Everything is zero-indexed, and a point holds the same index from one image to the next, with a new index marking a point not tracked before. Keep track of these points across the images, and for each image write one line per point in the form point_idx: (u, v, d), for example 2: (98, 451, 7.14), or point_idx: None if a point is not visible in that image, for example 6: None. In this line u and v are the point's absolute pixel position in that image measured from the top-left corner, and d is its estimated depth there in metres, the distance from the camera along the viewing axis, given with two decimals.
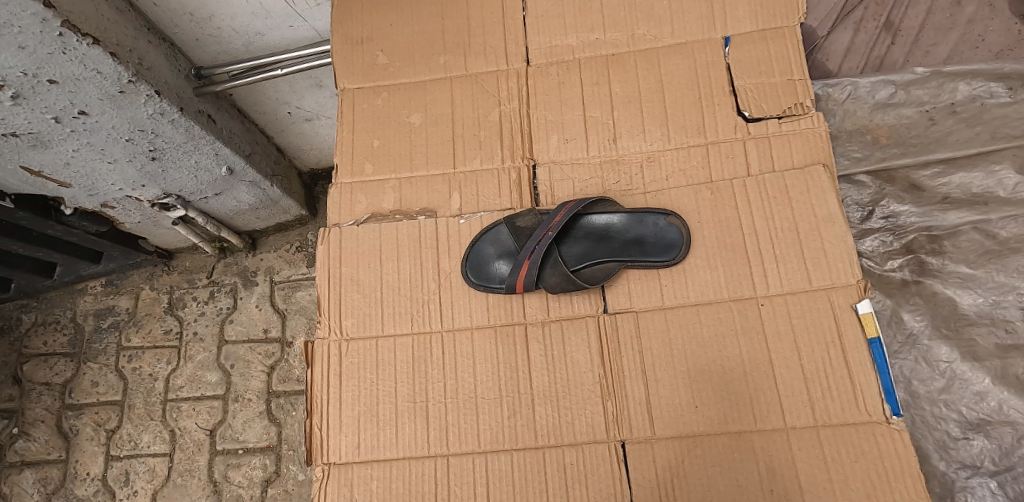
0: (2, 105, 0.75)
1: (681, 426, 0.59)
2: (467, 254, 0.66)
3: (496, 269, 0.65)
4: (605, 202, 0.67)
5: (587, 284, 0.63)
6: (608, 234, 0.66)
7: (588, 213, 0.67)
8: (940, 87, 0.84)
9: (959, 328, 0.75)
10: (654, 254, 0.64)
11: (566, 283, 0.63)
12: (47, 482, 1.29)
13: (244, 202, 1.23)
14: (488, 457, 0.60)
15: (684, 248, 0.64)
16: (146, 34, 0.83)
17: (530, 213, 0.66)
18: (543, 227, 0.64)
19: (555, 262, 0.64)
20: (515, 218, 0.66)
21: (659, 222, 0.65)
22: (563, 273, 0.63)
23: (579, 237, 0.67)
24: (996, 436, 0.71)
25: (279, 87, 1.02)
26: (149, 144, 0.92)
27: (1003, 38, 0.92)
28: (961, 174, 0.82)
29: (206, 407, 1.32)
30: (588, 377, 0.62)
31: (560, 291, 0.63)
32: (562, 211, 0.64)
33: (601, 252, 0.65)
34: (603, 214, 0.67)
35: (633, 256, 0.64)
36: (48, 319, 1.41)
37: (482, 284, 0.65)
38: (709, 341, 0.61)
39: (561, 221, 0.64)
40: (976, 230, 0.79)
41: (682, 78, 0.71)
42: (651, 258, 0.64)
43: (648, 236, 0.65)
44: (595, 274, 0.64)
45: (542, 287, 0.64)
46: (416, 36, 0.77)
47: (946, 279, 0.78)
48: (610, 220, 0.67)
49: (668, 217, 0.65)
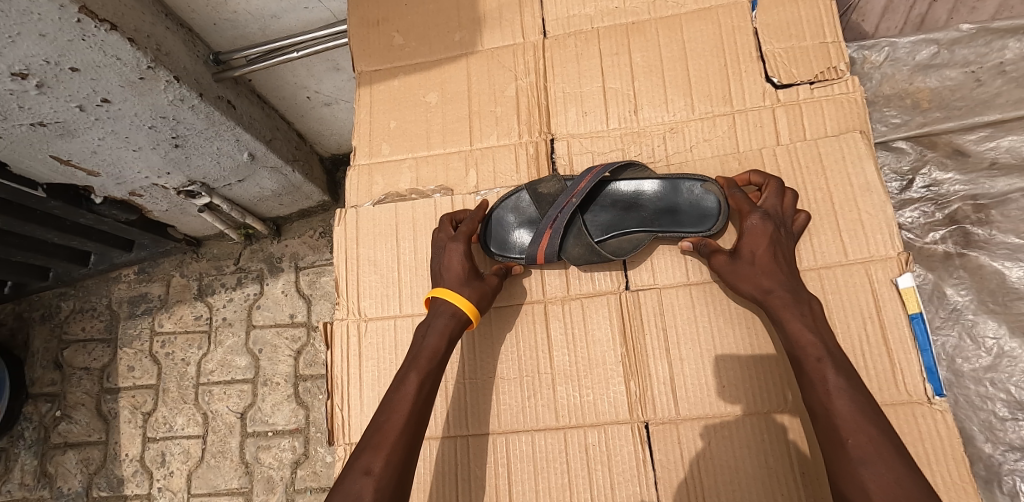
0: (28, 95, 0.76)
1: (707, 407, 0.57)
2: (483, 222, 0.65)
3: (516, 238, 0.65)
4: (635, 166, 0.63)
5: (613, 257, 0.61)
6: (637, 203, 0.64)
7: (615, 180, 0.65)
8: (987, 46, 0.80)
9: (1007, 302, 0.74)
10: (686, 226, 0.62)
11: (591, 254, 0.61)
12: (89, 462, 1.34)
13: (267, 189, 1.25)
14: (509, 437, 0.60)
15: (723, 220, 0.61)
16: (164, 20, 0.83)
17: (553, 180, 0.63)
18: (567, 193, 0.62)
19: (578, 232, 0.62)
20: (537, 184, 0.64)
21: (695, 189, 0.62)
22: (586, 244, 0.61)
23: (605, 205, 0.65)
24: None
25: (296, 71, 1.02)
26: (171, 132, 0.93)
27: None
28: (1012, 137, 0.78)
29: (236, 390, 1.35)
30: (611, 356, 0.60)
31: (584, 263, 0.61)
32: (587, 178, 0.61)
33: (629, 222, 0.64)
34: (632, 180, 0.64)
35: (665, 227, 0.63)
36: (85, 306, 1.46)
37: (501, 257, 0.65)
38: (737, 318, 0.59)
39: (585, 188, 0.61)
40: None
41: (707, 46, 0.68)
42: (684, 228, 0.62)
43: (681, 205, 0.62)
44: (622, 245, 0.62)
45: (563, 258, 0.62)
46: (430, 14, 0.76)
47: (993, 250, 0.75)
48: (639, 188, 0.64)
49: (705, 183, 0.61)
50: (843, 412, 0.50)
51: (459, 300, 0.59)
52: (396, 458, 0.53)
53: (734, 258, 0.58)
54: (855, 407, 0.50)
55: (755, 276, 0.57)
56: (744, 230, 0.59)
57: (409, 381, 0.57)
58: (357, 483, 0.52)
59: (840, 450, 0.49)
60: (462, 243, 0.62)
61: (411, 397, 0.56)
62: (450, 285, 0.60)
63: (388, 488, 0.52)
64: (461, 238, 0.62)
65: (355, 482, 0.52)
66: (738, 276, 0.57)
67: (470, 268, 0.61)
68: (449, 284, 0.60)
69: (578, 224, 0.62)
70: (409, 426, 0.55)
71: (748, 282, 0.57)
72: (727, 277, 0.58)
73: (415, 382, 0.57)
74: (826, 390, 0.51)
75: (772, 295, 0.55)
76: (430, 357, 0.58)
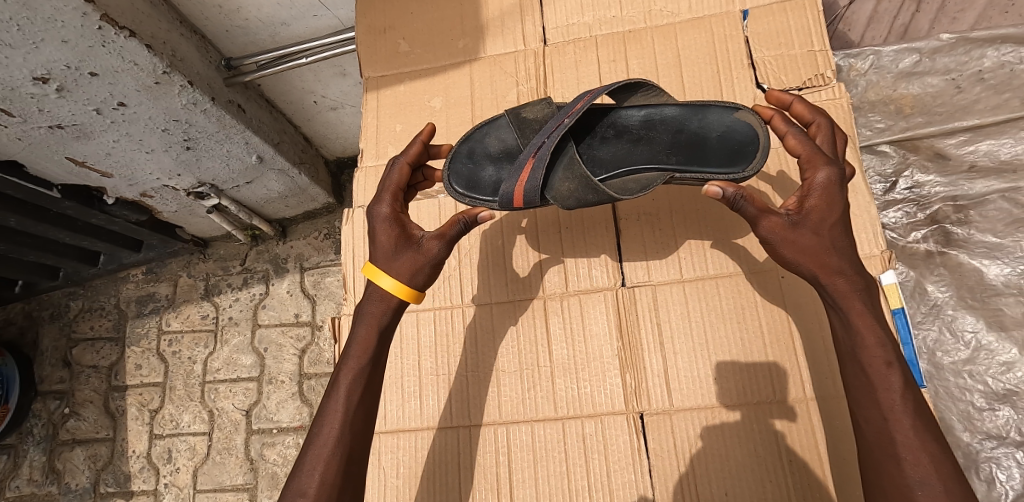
0: (49, 98, 0.79)
1: (699, 398, 0.60)
2: (450, 156, 0.63)
3: (486, 175, 0.62)
4: (647, 88, 0.61)
5: (618, 197, 0.56)
6: (647, 136, 0.61)
7: (622, 109, 0.62)
8: (967, 55, 0.84)
9: (985, 298, 0.78)
10: (714, 161, 0.58)
11: (584, 190, 0.56)
12: (96, 458, 1.37)
13: (274, 191, 1.28)
14: (510, 427, 0.62)
15: (762, 155, 0.56)
16: (178, 27, 0.86)
17: (538, 105, 0.62)
18: (559, 115, 0.58)
19: (568, 164, 0.57)
20: (521, 109, 0.62)
21: (723, 118, 0.59)
22: (578, 178, 0.56)
23: (612, 138, 0.62)
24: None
25: (304, 77, 1.05)
26: (183, 134, 0.96)
27: None
28: (990, 141, 0.82)
29: (242, 388, 1.38)
30: (607, 350, 0.63)
31: (573, 199, 0.56)
32: (582, 100, 0.58)
33: (638, 157, 0.60)
34: (641, 109, 0.62)
35: (679, 163, 0.59)
36: (94, 305, 1.49)
37: (471, 194, 0.60)
38: (728, 314, 0.62)
39: (580, 109, 0.57)
40: (1003, 199, 0.80)
41: (701, 54, 0.71)
42: (709, 168, 0.57)
43: (704, 135, 0.59)
44: (629, 186, 0.58)
45: (549, 196, 0.57)
46: (434, 22, 0.79)
47: (971, 249, 0.80)
48: (649, 116, 0.61)
49: (738, 111, 0.58)
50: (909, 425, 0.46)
51: (386, 278, 0.55)
52: (336, 469, 0.50)
53: (795, 220, 0.51)
54: (918, 421, 0.46)
55: (820, 246, 0.51)
56: (813, 185, 0.52)
57: (338, 386, 0.53)
58: None
59: (897, 466, 0.46)
60: (386, 205, 0.58)
61: (343, 399, 0.52)
62: (378, 258, 0.56)
63: None
64: (385, 199, 0.58)
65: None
66: (796, 241, 0.51)
67: (399, 233, 0.57)
68: (377, 260, 0.56)
69: (569, 153, 0.58)
70: (350, 432, 0.52)
71: (806, 253, 0.51)
72: (781, 241, 0.52)
73: (347, 385, 0.53)
74: (891, 401, 0.47)
75: (835, 277, 0.50)
76: (361, 355, 0.55)
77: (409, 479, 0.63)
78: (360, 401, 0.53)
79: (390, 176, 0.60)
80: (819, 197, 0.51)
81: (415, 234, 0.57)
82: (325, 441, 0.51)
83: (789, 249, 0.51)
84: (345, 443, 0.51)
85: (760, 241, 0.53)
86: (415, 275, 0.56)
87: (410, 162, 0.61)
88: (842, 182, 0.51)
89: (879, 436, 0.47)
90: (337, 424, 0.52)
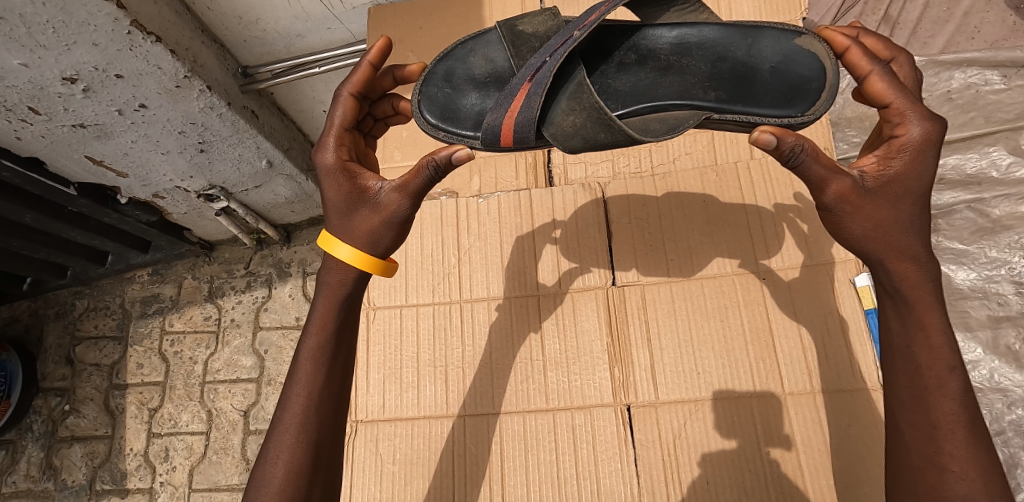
0: (74, 98, 0.84)
1: (684, 391, 0.63)
2: (423, 78, 0.61)
3: (469, 104, 0.60)
4: (684, 2, 0.58)
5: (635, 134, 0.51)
6: (676, 66, 0.59)
7: (649, 28, 0.60)
8: (936, 76, 0.94)
9: (953, 301, 0.85)
10: (765, 99, 0.55)
11: (593, 126, 0.52)
12: (94, 456, 1.38)
13: (282, 196, 1.32)
14: (503, 418, 0.65)
15: (827, 96, 0.53)
16: (200, 35, 0.91)
17: (538, 18, 0.60)
18: (568, 30, 0.54)
19: (577, 91, 0.53)
20: (518, 23, 0.60)
21: (777, 48, 0.56)
22: (587, 111, 0.52)
23: (633, 65, 0.60)
24: (987, 403, 0.80)
25: (316, 86, 1.10)
26: (198, 137, 1.01)
27: (999, 28, 0.97)
28: (957, 156, 0.90)
29: (241, 389, 1.40)
30: (597, 344, 0.66)
31: (576, 132, 0.52)
32: (597, 12, 0.54)
33: (668, 92, 0.58)
34: (671, 29, 0.59)
35: (714, 101, 0.57)
36: (99, 305, 1.51)
37: (445, 127, 0.59)
38: (712, 312, 0.65)
39: (596, 21, 0.53)
40: (970, 208, 0.88)
41: None
42: (759, 107, 0.55)
43: (751, 65, 0.56)
44: (651, 126, 0.56)
45: (553, 132, 0.53)
46: (441, 36, 0.87)
47: (941, 254, 0.87)
48: (682, 37, 0.59)
49: (802, 37, 0.55)
50: (960, 436, 0.45)
51: (341, 246, 0.54)
52: (302, 455, 0.51)
53: (872, 185, 0.48)
54: (944, 411, 0.46)
55: (895, 220, 0.48)
56: (906, 143, 0.47)
57: (299, 366, 0.54)
58: (265, 486, 0.50)
59: (939, 476, 0.45)
60: (329, 154, 0.56)
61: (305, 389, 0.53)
62: (333, 222, 0.55)
63: (304, 481, 0.51)
64: (332, 145, 0.56)
65: (263, 482, 0.51)
66: (873, 210, 0.47)
67: (348, 188, 0.55)
68: (333, 228, 0.55)
69: (581, 76, 0.54)
70: (315, 415, 0.53)
71: (880, 225, 0.48)
72: (853, 207, 0.48)
73: (307, 367, 0.54)
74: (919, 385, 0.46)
75: (905, 261, 0.47)
76: (319, 334, 0.55)
77: (405, 465, 0.65)
78: (321, 384, 0.54)
79: (336, 116, 0.57)
80: (911, 159, 0.47)
81: (367, 187, 0.55)
82: (289, 425, 0.52)
83: (861, 218, 0.48)
84: (310, 426, 0.52)
85: (821, 203, 0.49)
86: (372, 237, 0.55)
87: (356, 92, 0.58)
88: (937, 141, 0.47)
89: (924, 441, 0.46)
90: (300, 407, 0.53)
